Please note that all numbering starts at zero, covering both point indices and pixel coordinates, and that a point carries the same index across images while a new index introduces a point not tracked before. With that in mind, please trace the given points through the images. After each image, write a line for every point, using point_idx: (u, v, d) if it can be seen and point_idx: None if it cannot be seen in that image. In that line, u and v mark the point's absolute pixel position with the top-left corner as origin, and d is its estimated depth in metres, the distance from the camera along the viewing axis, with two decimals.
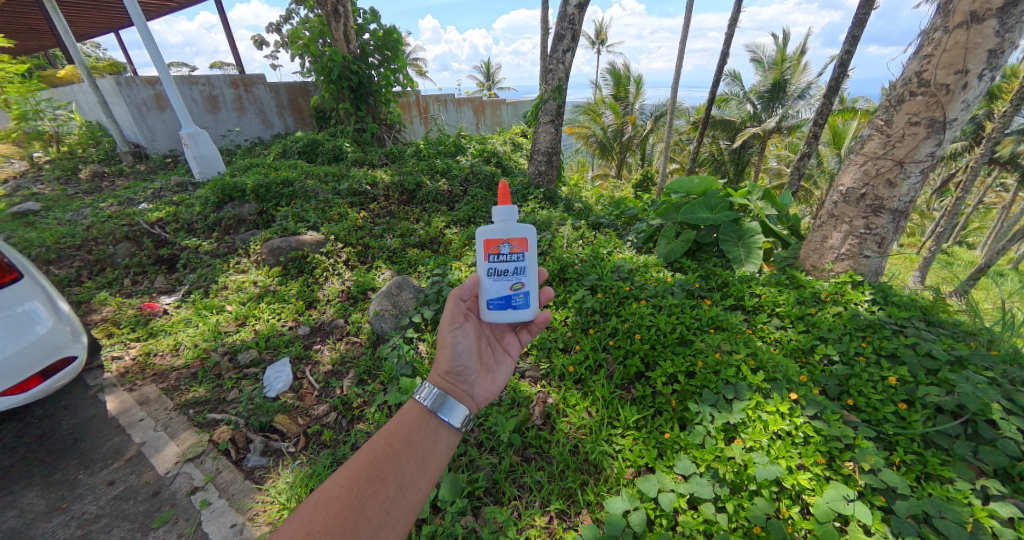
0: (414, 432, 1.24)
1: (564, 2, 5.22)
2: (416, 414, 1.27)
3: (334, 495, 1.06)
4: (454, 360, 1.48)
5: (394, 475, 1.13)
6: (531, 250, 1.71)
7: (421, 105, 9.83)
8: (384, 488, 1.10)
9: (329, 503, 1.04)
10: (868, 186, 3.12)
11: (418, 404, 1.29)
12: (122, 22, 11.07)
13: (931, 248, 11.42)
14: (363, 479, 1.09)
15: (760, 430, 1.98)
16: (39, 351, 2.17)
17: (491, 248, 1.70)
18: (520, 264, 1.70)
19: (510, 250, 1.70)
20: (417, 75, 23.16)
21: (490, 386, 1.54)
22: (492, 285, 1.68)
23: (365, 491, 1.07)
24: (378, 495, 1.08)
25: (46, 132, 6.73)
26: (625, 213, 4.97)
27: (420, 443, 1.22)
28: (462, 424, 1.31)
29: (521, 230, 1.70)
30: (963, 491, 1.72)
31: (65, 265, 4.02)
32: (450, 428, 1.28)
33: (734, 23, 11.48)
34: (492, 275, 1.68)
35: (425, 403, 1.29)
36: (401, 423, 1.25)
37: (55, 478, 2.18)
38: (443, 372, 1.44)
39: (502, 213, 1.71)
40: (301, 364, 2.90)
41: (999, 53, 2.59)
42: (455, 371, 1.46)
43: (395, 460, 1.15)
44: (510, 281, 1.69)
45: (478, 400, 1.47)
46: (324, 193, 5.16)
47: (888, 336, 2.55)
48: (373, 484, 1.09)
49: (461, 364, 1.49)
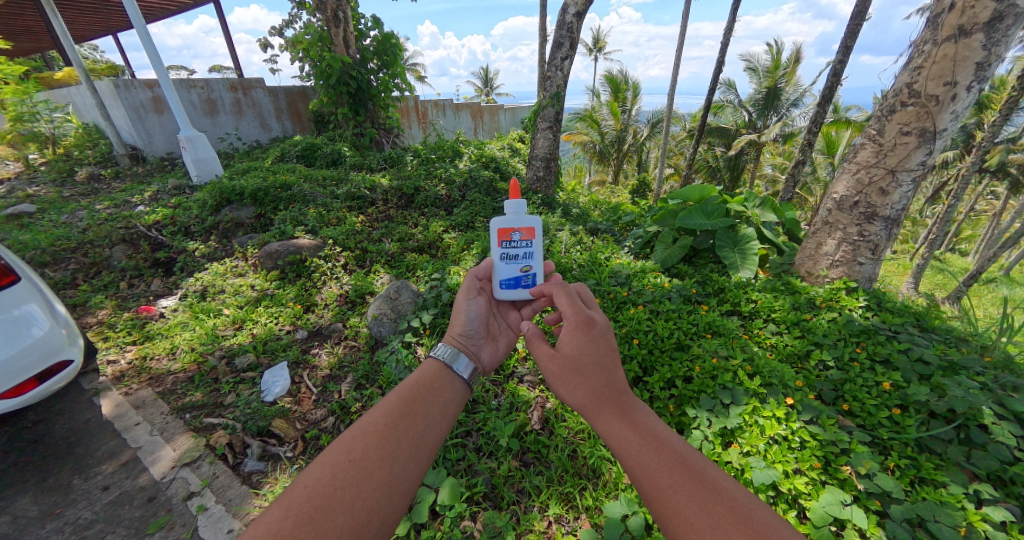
0: (435, 380, 1.24)
1: (563, 11, 5.29)
2: (436, 367, 1.29)
3: (370, 429, 1.03)
4: (466, 324, 1.52)
5: (422, 414, 1.13)
6: (540, 238, 1.72)
7: (420, 110, 9.93)
8: (416, 424, 1.09)
9: (365, 435, 1.02)
10: (861, 193, 3.17)
11: (435, 359, 1.31)
12: (120, 26, 11.12)
13: (924, 255, 11.53)
14: (396, 415, 1.08)
15: (756, 435, 2.00)
16: (35, 354, 2.15)
17: (502, 237, 1.69)
18: (530, 250, 1.69)
19: (521, 238, 1.69)
20: (415, 80, 23.28)
21: (496, 352, 1.55)
22: (503, 267, 1.68)
23: (399, 425, 1.06)
24: (410, 430, 1.07)
25: (42, 133, 6.69)
26: (623, 218, 5.02)
27: (442, 390, 1.23)
28: (471, 377, 1.33)
29: (531, 220, 1.71)
30: (956, 495, 1.74)
31: (60, 267, 3.98)
32: (463, 379, 1.30)
33: (730, 32, 11.67)
34: (504, 258, 1.67)
35: (443, 358, 1.31)
36: (422, 375, 1.26)
37: (49, 483, 2.16)
38: (457, 333, 1.48)
39: (511, 205, 1.70)
40: (299, 368, 2.89)
41: (986, 66, 2.65)
42: (466, 333, 1.49)
43: (421, 401, 1.16)
44: (520, 265, 1.68)
45: (484, 363, 1.47)
46: (323, 197, 5.18)
47: (882, 341, 2.59)
48: (405, 421, 1.08)
49: (472, 328, 1.52)
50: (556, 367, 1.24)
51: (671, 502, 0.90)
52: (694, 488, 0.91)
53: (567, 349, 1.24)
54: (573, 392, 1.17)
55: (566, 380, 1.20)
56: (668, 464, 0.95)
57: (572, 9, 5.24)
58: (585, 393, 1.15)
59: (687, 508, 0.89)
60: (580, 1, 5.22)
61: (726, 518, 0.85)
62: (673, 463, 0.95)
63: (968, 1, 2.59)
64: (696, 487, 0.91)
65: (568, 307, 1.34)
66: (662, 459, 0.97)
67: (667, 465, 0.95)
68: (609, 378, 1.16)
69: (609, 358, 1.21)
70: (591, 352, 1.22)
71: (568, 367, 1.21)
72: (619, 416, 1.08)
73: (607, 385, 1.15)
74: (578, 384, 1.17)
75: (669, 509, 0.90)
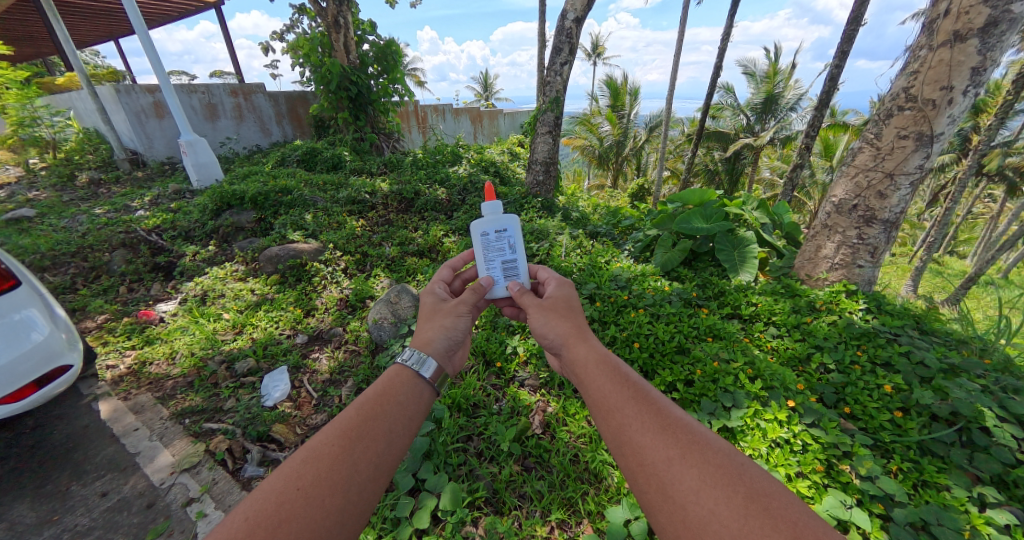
0: (400, 390, 1.17)
1: (563, 17, 5.33)
2: (401, 376, 1.21)
3: (324, 452, 0.97)
4: (452, 334, 1.39)
5: (383, 430, 1.06)
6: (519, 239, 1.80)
7: (419, 115, 9.99)
8: (375, 443, 1.03)
9: (318, 459, 0.95)
10: (859, 197, 3.19)
11: (401, 366, 1.22)
12: (122, 32, 11.19)
13: (923, 258, 11.53)
14: (355, 435, 1.01)
15: (759, 438, 1.99)
16: (35, 359, 2.14)
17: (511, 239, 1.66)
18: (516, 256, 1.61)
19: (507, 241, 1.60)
20: (415, 85, 23.43)
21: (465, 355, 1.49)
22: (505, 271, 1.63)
23: (357, 446, 1.00)
24: (370, 450, 1.01)
25: (42, 138, 6.71)
26: (622, 222, 5.04)
27: (407, 402, 1.16)
28: (434, 377, 1.25)
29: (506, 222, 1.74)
30: (960, 498, 1.74)
31: (60, 272, 3.97)
32: (427, 387, 1.23)
33: (728, 37, 11.78)
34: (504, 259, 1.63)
35: (410, 365, 1.22)
36: (388, 383, 1.18)
37: (47, 490, 2.15)
38: (441, 339, 1.36)
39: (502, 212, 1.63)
40: (299, 372, 2.88)
41: (982, 70, 2.68)
42: (451, 341, 1.38)
43: (383, 416, 1.09)
44: (504, 268, 1.61)
45: (456, 369, 1.42)
46: (323, 201, 5.18)
47: (883, 344, 2.59)
48: (364, 439, 1.02)
49: (455, 335, 1.41)
50: (544, 306, 1.37)
51: (629, 408, 1.01)
52: (649, 402, 1.03)
53: (557, 295, 1.39)
54: (556, 325, 1.30)
55: (551, 315, 1.33)
56: (627, 384, 1.07)
57: (571, 14, 5.29)
58: (567, 326, 1.28)
59: (639, 416, 0.99)
60: (579, 7, 5.27)
61: (673, 425, 0.96)
62: (635, 383, 1.08)
63: (962, 7, 2.61)
64: (652, 401, 1.03)
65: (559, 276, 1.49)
66: (626, 379, 1.08)
67: (625, 383, 1.07)
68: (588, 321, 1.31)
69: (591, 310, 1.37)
70: (575, 303, 1.38)
71: (555, 307, 1.35)
72: (589, 348, 1.20)
73: (582, 325, 1.28)
74: (563, 318, 1.30)
75: (627, 414, 1.01)
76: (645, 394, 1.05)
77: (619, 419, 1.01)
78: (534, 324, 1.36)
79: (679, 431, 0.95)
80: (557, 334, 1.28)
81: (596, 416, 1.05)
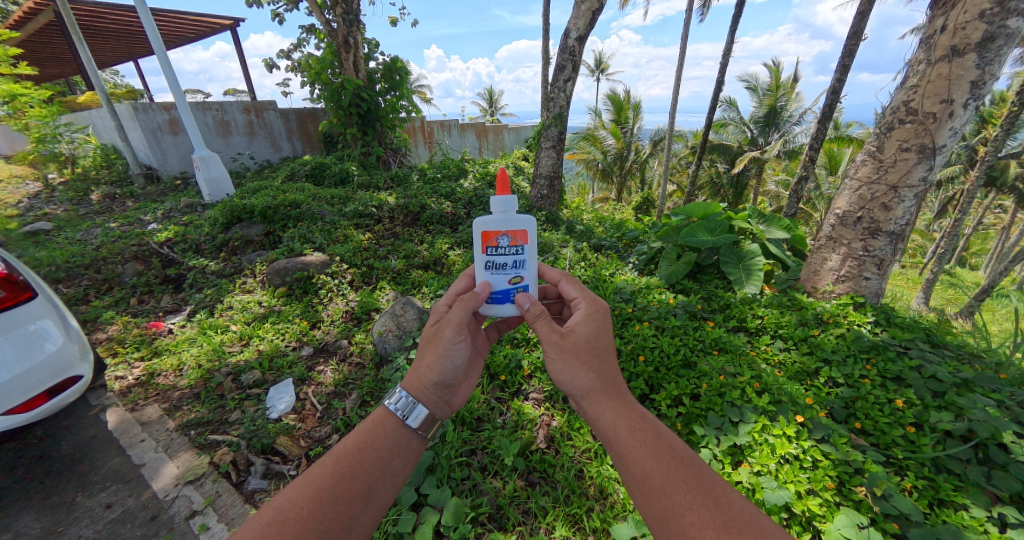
0: (383, 443, 1.21)
1: (565, 35, 5.46)
2: (386, 425, 1.24)
3: (292, 515, 1.02)
4: (446, 370, 1.38)
5: (358, 492, 1.11)
6: (531, 242, 1.61)
7: (426, 130, 10.16)
8: (348, 506, 1.08)
9: (285, 523, 1.00)
10: (864, 209, 3.18)
11: (387, 410, 1.25)
12: (141, 53, 11.64)
13: (933, 269, 11.39)
14: (326, 498, 1.06)
15: (767, 454, 1.96)
16: (46, 370, 2.17)
17: (488, 241, 1.60)
18: (519, 257, 1.60)
19: (509, 243, 1.59)
20: (423, 102, 24.03)
21: (465, 391, 1.47)
22: (491, 278, 1.60)
23: (328, 511, 1.05)
24: (341, 515, 1.06)
25: (62, 154, 7.01)
26: (626, 235, 5.08)
27: (390, 455, 1.21)
28: (423, 426, 1.26)
29: (521, 221, 1.60)
30: (978, 518, 1.67)
31: (73, 284, 4.06)
32: (415, 435, 1.25)
33: (728, 53, 11.99)
34: (487, 267, 1.60)
35: (398, 411, 1.24)
36: (370, 435, 1.21)
37: (52, 501, 2.15)
38: (431, 382, 1.34)
39: (499, 202, 1.60)
40: (304, 385, 2.88)
41: (981, 84, 2.70)
42: (443, 382, 1.37)
43: (358, 477, 1.12)
44: (509, 274, 1.61)
45: (454, 410, 1.41)
46: (330, 214, 5.25)
47: (892, 358, 2.56)
48: (337, 503, 1.07)
49: (450, 375, 1.40)
50: (561, 346, 1.32)
51: (682, 494, 1.02)
52: (705, 489, 1.03)
53: (578, 332, 1.34)
54: (583, 376, 1.28)
55: (574, 362, 1.30)
56: (680, 462, 1.08)
57: (574, 33, 5.42)
58: (593, 379, 1.26)
59: (694, 504, 1.00)
60: (581, 26, 5.41)
61: (736, 522, 0.95)
62: (683, 463, 1.08)
63: (959, 23, 2.65)
64: (704, 487, 1.03)
65: (591, 299, 1.44)
66: (677, 458, 1.09)
67: (678, 462, 1.08)
68: (613, 370, 1.29)
69: (616, 349, 1.33)
70: (601, 346, 1.32)
71: (576, 350, 1.31)
72: (624, 405, 1.21)
73: (612, 376, 1.27)
74: (587, 368, 1.28)
75: (677, 501, 1.01)
76: (696, 477, 1.06)
77: (668, 505, 1.02)
78: (552, 368, 1.33)
79: (743, 529, 0.94)
80: (582, 387, 1.27)
81: (639, 495, 1.05)
